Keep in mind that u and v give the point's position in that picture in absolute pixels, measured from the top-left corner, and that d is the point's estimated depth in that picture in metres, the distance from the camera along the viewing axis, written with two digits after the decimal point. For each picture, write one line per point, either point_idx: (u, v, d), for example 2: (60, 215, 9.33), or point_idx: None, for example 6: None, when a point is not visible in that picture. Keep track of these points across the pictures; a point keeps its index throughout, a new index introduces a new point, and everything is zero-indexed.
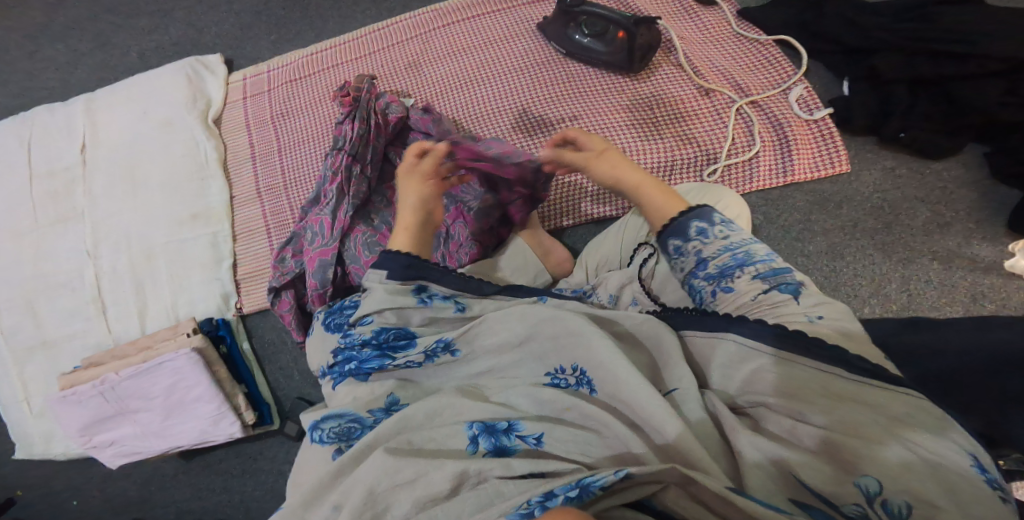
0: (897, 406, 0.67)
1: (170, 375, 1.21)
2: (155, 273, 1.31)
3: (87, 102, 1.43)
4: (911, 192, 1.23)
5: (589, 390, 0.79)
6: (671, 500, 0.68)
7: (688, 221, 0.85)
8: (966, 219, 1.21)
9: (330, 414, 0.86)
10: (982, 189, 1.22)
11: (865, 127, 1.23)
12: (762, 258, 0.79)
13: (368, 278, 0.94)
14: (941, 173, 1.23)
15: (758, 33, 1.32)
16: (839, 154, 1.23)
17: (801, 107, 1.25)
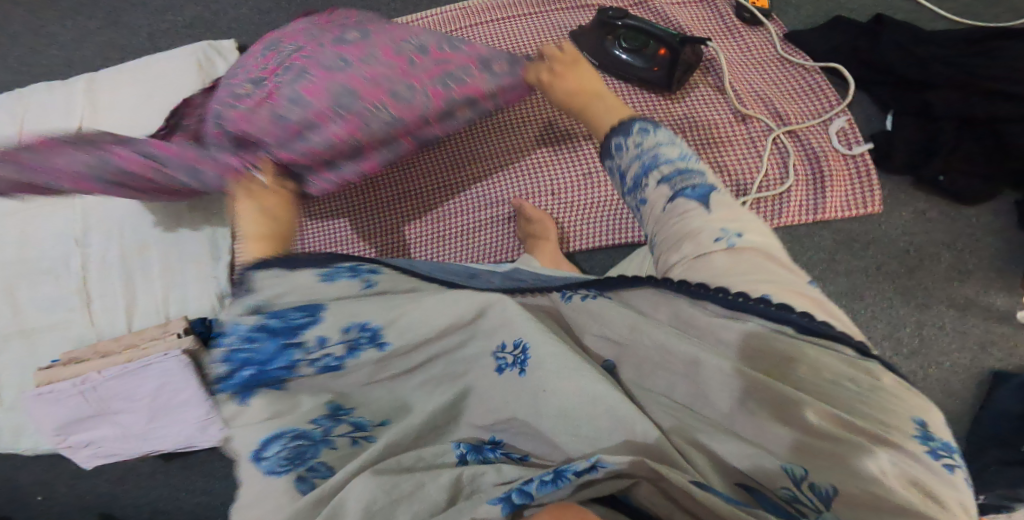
0: (864, 379, 0.65)
1: (158, 375, 1.18)
2: (148, 265, 1.26)
3: (88, 82, 1.38)
4: (939, 236, 1.18)
5: (520, 370, 0.74)
6: (644, 496, 0.65)
7: (611, 141, 0.82)
8: (987, 268, 1.17)
9: (267, 439, 0.71)
10: (1008, 238, 1.18)
11: (907, 165, 1.17)
12: (672, 160, 0.76)
13: (253, 274, 0.72)
14: (972, 219, 1.18)
15: (806, 58, 1.24)
16: (872, 193, 1.18)
17: (840, 140, 1.19)
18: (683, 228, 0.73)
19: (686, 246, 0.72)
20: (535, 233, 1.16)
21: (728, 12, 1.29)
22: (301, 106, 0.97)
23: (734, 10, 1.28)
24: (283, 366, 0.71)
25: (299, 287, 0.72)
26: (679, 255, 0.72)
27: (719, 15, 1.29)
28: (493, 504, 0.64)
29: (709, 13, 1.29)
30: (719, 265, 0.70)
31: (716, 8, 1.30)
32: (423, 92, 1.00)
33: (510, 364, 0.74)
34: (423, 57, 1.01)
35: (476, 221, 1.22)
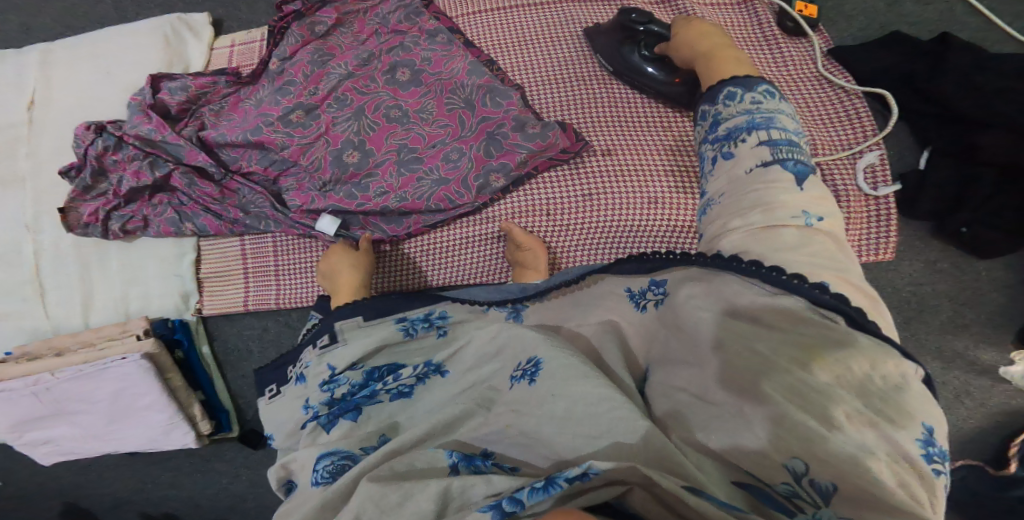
0: (892, 375, 0.59)
1: (119, 379, 1.10)
2: (106, 257, 1.18)
3: (42, 55, 1.25)
4: (945, 288, 1.10)
5: (530, 381, 0.70)
6: (639, 503, 0.59)
7: (724, 88, 0.81)
8: (982, 323, 1.10)
9: (323, 454, 0.74)
10: (1013, 294, 1.09)
11: (929, 212, 1.04)
12: (784, 128, 0.74)
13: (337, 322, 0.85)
14: (979, 272, 1.10)
15: (847, 79, 1.08)
16: (887, 241, 1.04)
17: (867, 178, 1.05)
18: (763, 197, 0.70)
19: (757, 214, 0.70)
20: (525, 261, 1.04)
21: (769, 21, 1.13)
22: (359, 151, 1.10)
23: (775, 18, 1.12)
24: (366, 395, 0.78)
25: (388, 343, 0.81)
26: (743, 222, 0.70)
27: (757, 22, 1.13)
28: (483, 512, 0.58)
29: (745, 20, 1.14)
30: (784, 240, 0.67)
31: (755, 14, 1.14)
32: (469, 155, 1.08)
33: (521, 378, 0.71)
34: (472, 117, 1.09)
35: (464, 235, 1.11)
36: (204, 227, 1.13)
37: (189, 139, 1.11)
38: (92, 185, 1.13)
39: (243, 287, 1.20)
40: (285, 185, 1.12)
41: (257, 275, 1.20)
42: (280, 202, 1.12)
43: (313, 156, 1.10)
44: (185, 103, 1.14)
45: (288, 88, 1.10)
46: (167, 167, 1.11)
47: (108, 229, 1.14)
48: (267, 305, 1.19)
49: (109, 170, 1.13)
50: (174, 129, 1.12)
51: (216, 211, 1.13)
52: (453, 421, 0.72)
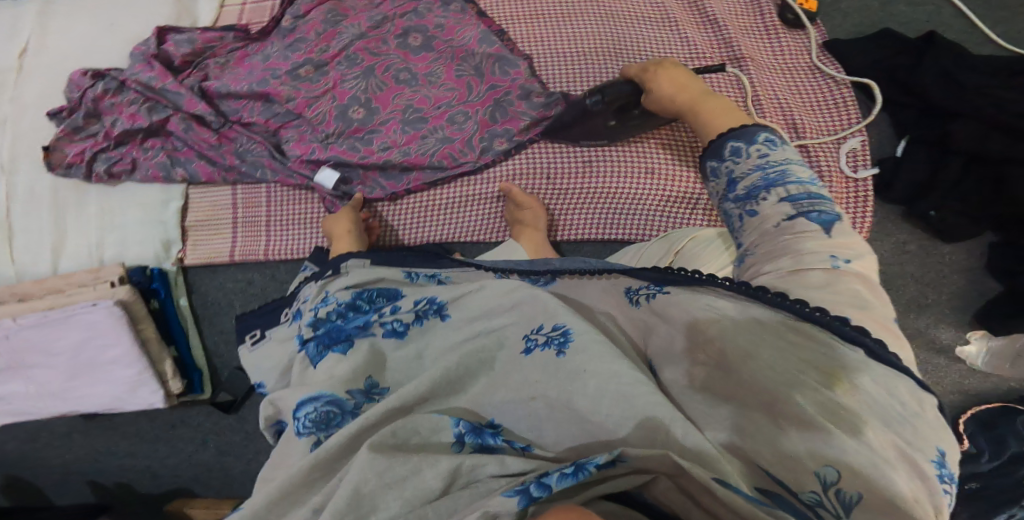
0: (909, 400, 0.62)
1: (84, 327, 1.13)
2: (83, 203, 1.20)
3: (40, 4, 1.25)
4: (911, 270, 1.18)
5: (557, 351, 0.74)
6: (660, 490, 0.65)
7: (725, 143, 0.83)
8: (942, 303, 1.17)
9: (304, 400, 0.77)
10: (971, 279, 1.17)
11: (902, 197, 1.11)
12: (801, 180, 0.76)
13: (344, 263, 0.93)
14: (944, 256, 1.17)
15: (838, 70, 1.14)
16: (866, 218, 1.09)
17: (848, 162, 1.11)
18: (793, 249, 0.72)
19: (784, 260, 0.72)
20: (524, 219, 1.09)
21: (771, 12, 1.18)
22: (365, 108, 1.13)
23: (777, 10, 1.18)
24: (359, 328, 0.82)
25: (389, 279, 0.88)
26: (774, 267, 0.72)
27: (759, 13, 1.19)
28: (509, 496, 0.63)
29: (748, 10, 1.19)
30: (811, 282, 0.69)
31: (757, 5, 1.19)
32: (475, 118, 1.12)
33: (541, 345, 0.75)
34: (479, 83, 1.13)
35: (463, 193, 1.15)
36: (196, 173, 1.18)
37: (190, 88, 1.16)
38: (82, 126, 1.18)
39: (229, 238, 1.22)
40: (286, 136, 1.16)
41: (245, 228, 1.22)
42: (280, 152, 1.16)
43: (318, 109, 1.13)
44: (189, 56, 1.19)
45: (298, 44, 1.15)
46: (165, 112, 1.16)
47: (92, 170, 1.19)
48: (253, 256, 1.21)
49: (102, 113, 1.18)
50: (176, 79, 1.17)
51: (210, 157, 1.18)
52: (456, 383, 0.76)
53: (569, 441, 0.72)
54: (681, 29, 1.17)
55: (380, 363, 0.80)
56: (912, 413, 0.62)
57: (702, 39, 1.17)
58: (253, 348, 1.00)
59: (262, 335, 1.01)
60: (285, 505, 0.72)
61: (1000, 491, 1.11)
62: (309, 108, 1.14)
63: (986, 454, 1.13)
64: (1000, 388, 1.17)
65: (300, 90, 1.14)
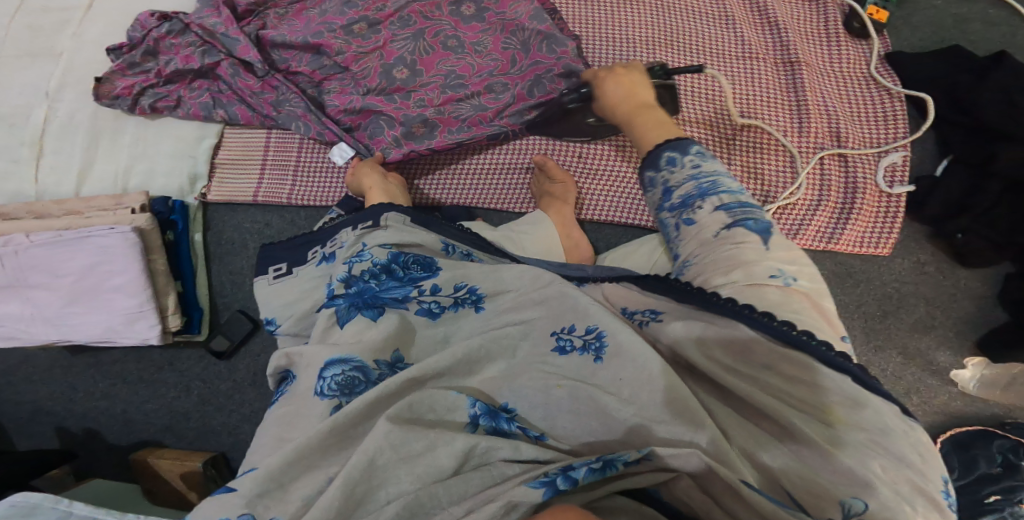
0: (899, 424, 0.64)
1: (95, 251, 1.14)
2: (119, 132, 1.26)
3: None
4: (924, 290, 1.16)
5: (595, 357, 0.74)
6: (680, 489, 0.67)
7: (661, 152, 0.85)
8: (946, 325, 1.16)
9: (334, 360, 0.78)
10: (981, 305, 1.15)
11: (931, 216, 1.11)
12: (731, 190, 0.79)
13: (385, 216, 0.93)
14: (961, 279, 1.16)
15: (894, 82, 1.14)
16: (888, 237, 1.11)
17: (885, 175, 1.12)
18: (736, 257, 0.74)
19: (737, 273, 0.73)
20: (554, 192, 1.10)
21: (836, 19, 1.18)
22: (409, 69, 1.13)
23: (842, 18, 1.17)
24: (394, 299, 0.83)
25: (426, 248, 0.91)
26: (728, 280, 0.73)
27: (824, 19, 1.18)
28: (534, 488, 0.65)
29: (812, 14, 1.19)
30: (769, 299, 0.72)
31: (824, 11, 1.18)
32: (513, 91, 1.12)
33: (576, 348, 0.76)
34: (524, 58, 1.12)
35: (498, 160, 1.17)
36: (236, 116, 1.20)
37: (248, 35, 1.16)
38: (138, 62, 1.21)
39: (255, 179, 1.25)
40: (328, 88, 1.16)
41: (273, 169, 1.25)
42: (318, 106, 1.16)
43: (364, 65, 1.13)
44: (252, 5, 1.18)
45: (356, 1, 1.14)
46: (217, 56, 1.17)
47: (137, 104, 1.22)
48: (275, 200, 1.24)
49: (160, 52, 1.21)
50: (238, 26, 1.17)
51: (250, 104, 1.19)
52: (476, 362, 0.77)
53: (584, 434, 0.73)
54: (737, 26, 1.17)
55: (407, 337, 0.81)
56: (910, 438, 0.64)
57: (757, 38, 1.17)
58: (274, 281, 1.01)
59: (286, 270, 1.01)
60: (297, 470, 0.71)
61: (960, 507, 1.11)
62: (356, 65, 1.14)
63: (953, 472, 1.11)
64: (985, 411, 1.14)
65: (351, 47, 1.14)
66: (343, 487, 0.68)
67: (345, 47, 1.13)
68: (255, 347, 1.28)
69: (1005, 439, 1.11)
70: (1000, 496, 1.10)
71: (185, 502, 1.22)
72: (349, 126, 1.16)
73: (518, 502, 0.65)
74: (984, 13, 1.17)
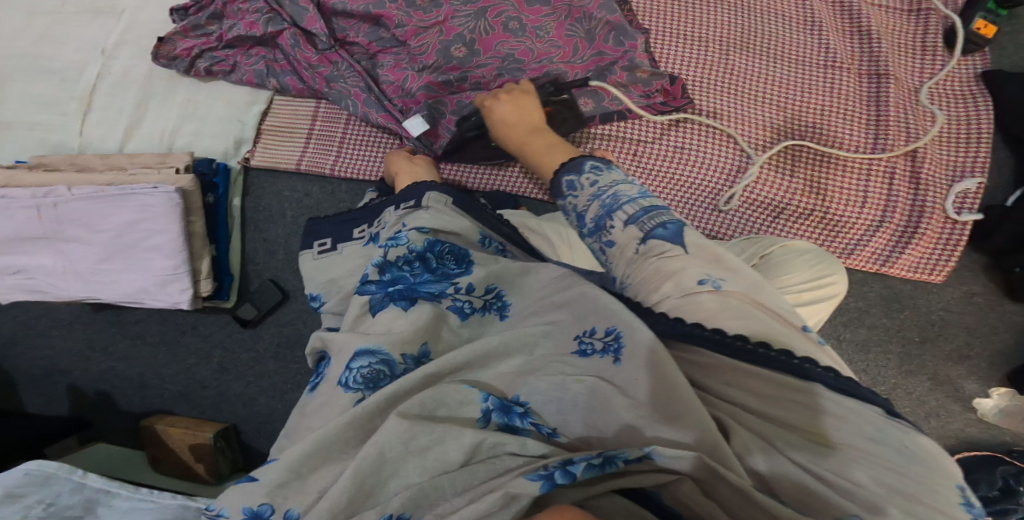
0: (893, 435, 0.59)
1: (137, 208, 1.13)
2: (172, 92, 1.27)
3: None
4: (965, 320, 1.13)
5: (615, 358, 0.69)
6: (682, 493, 0.64)
7: (561, 178, 0.80)
8: (981, 357, 1.12)
9: (363, 351, 0.76)
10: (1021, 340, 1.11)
11: (997, 247, 1.08)
12: (633, 198, 0.73)
13: (429, 200, 0.92)
14: (1006, 311, 1.12)
15: (987, 104, 1.10)
16: (947, 263, 1.08)
17: (954, 201, 1.08)
18: (660, 271, 0.69)
19: (668, 286, 0.68)
20: None
21: (936, 33, 1.14)
22: (467, 48, 1.11)
23: (941, 33, 1.13)
24: (429, 294, 0.80)
25: (464, 239, 0.88)
26: (660, 297, 0.69)
27: (920, 33, 1.14)
28: (532, 481, 0.63)
29: (908, 27, 1.15)
30: (705, 309, 0.66)
31: (923, 23, 1.14)
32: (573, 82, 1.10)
33: (599, 350, 0.71)
34: (587, 48, 1.11)
35: None
36: (287, 86, 1.21)
37: (314, 3, 1.15)
38: (202, 25, 1.23)
39: (300, 147, 1.24)
40: (382, 61, 1.15)
41: (318, 141, 1.24)
42: (374, 81, 1.16)
43: (423, 40, 1.12)
44: None
45: None
46: (282, 25, 1.17)
47: (194, 66, 1.23)
48: (318, 170, 1.23)
49: (226, 16, 1.22)
50: None
51: (303, 76, 1.19)
52: (491, 356, 0.74)
53: (587, 431, 0.70)
54: (824, 34, 1.15)
55: (437, 327, 0.78)
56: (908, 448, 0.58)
57: (843, 47, 1.14)
58: (319, 256, 1.01)
59: (331, 247, 1.01)
60: (316, 460, 0.70)
61: None
62: (412, 42, 1.13)
63: None
64: (995, 439, 1.11)
65: (410, 22, 1.12)
66: (354, 478, 0.67)
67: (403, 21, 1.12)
68: (282, 317, 1.28)
69: (1009, 464, 1.07)
70: None
71: (191, 472, 1.22)
72: (401, 107, 1.14)
73: (517, 493, 0.63)
74: None
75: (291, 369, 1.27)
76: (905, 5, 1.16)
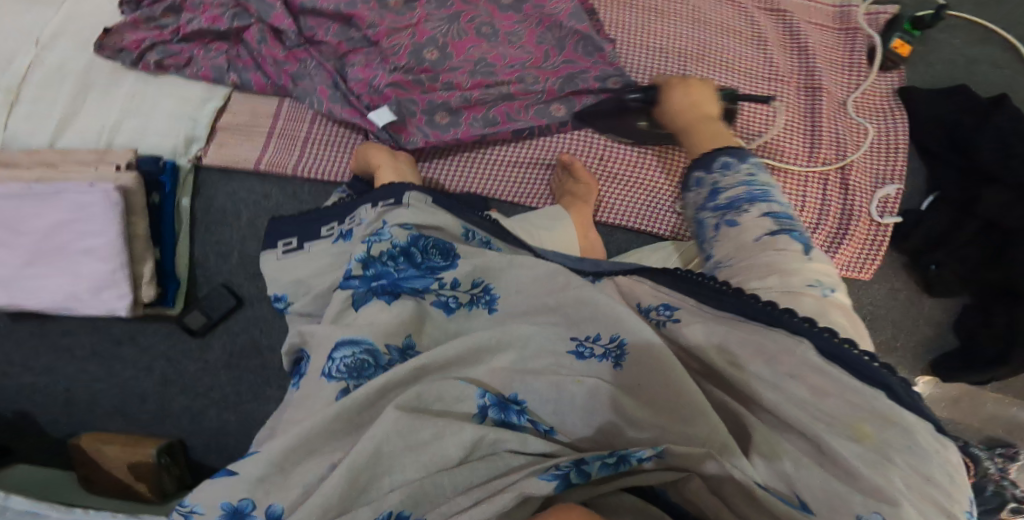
0: (934, 446, 0.63)
1: (70, 208, 1.13)
2: (115, 85, 1.26)
3: None
4: (892, 315, 1.23)
5: (615, 363, 0.77)
6: (687, 490, 0.72)
7: (716, 157, 0.88)
8: (909, 350, 1.23)
9: (343, 342, 0.79)
10: (941, 331, 1.22)
11: (913, 247, 1.18)
12: (780, 202, 0.82)
13: (412, 196, 0.93)
14: (925, 304, 1.22)
15: (901, 118, 1.22)
16: (872, 262, 1.18)
17: (878, 206, 1.19)
18: (771, 261, 0.77)
19: (773, 278, 0.76)
20: (577, 193, 1.13)
21: (860, 52, 1.26)
22: (439, 51, 1.15)
23: (864, 53, 1.25)
24: (413, 289, 0.84)
25: (448, 232, 0.92)
26: (763, 284, 0.76)
27: (847, 50, 1.26)
28: (548, 480, 0.69)
29: (838, 46, 1.27)
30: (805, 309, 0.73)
31: (850, 43, 1.27)
32: (544, 85, 1.17)
33: (600, 355, 0.78)
34: (557, 55, 1.17)
35: (515, 155, 1.20)
36: (249, 82, 1.23)
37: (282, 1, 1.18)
38: (156, 17, 1.25)
39: (261, 146, 1.26)
40: (352, 61, 1.17)
41: (281, 140, 1.26)
42: (342, 78, 1.18)
43: (394, 41, 1.15)
44: None
45: None
46: (247, 21, 1.20)
47: (142, 59, 1.25)
48: (280, 169, 1.25)
49: (183, 10, 1.24)
50: None
51: (266, 72, 1.22)
52: (485, 352, 0.79)
53: (587, 430, 0.77)
54: (768, 48, 1.24)
55: (420, 323, 0.82)
56: (930, 460, 0.63)
57: (785, 62, 1.24)
58: (283, 256, 1.02)
59: (297, 245, 1.02)
60: (298, 455, 0.73)
61: None
62: (382, 42, 1.15)
63: None
64: None
65: (381, 24, 1.14)
66: (348, 474, 0.69)
67: (372, 22, 1.14)
68: (235, 325, 1.29)
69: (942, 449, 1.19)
70: None
71: (128, 491, 1.18)
72: (368, 104, 1.17)
73: (530, 493, 0.68)
74: (992, 56, 1.27)
75: (244, 381, 1.28)
76: (835, 26, 1.28)
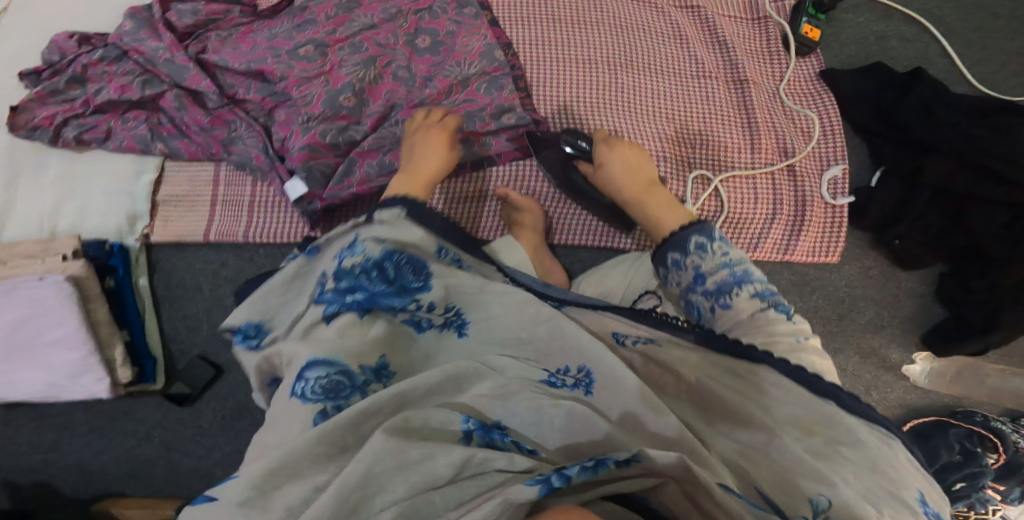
0: (882, 444, 0.71)
1: (26, 303, 1.12)
2: (43, 165, 1.24)
3: None
4: (872, 293, 1.21)
5: (584, 392, 0.77)
6: (667, 495, 0.68)
7: (687, 236, 0.90)
8: (896, 325, 1.20)
9: (315, 362, 0.76)
10: (923, 303, 1.20)
11: (874, 224, 1.17)
12: (758, 279, 0.85)
13: (380, 210, 0.91)
14: (901, 278, 1.21)
15: (828, 98, 1.23)
16: (836, 245, 1.18)
17: (828, 188, 1.19)
18: (767, 332, 0.82)
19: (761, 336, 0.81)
20: (524, 221, 1.14)
21: (776, 38, 1.26)
22: (356, 97, 1.16)
23: (782, 38, 1.26)
24: (390, 306, 0.83)
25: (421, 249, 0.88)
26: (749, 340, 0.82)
27: (766, 40, 1.27)
28: (530, 485, 0.63)
29: (757, 36, 1.27)
30: (780, 344, 0.80)
31: (766, 32, 1.27)
32: None
33: (572, 385, 0.78)
34: (458, 92, 1.18)
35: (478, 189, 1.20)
36: (178, 150, 1.23)
37: (192, 60, 1.19)
38: (61, 91, 1.23)
39: (207, 216, 1.25)
40: (276, 117, 1.18)
41: (227, 208, 1.25)
42: (269, 136, 1.19)
43: (307, 90, 1.16)
44: (191, 26, 1.23)
45: (307, 26, 1.19)
46: (160, 87, 1.20)
47: (61, 135, 1.23)
48: (231, 237, 1.24)
49: (89, 80, 1.22)
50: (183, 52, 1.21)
51: (194, 139, 1.22)
52: (465, 382, 0.78)
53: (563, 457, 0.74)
54: (690, 46, 1.25)
55: (399, 355, 0.82)
56: (876, 453, 0.70)
57: (710, 58, 1.25)
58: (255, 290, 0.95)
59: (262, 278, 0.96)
60: (282, 477, 0.69)
61: None
62: (296, 91, 1.16)
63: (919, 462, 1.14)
64: (926, 400, 1.20)
65: (292, 77, 1.16)
66: (339, 492, 0.66)
67: (281, 73, 1.16)
68: (214, 392, 1.26)
69: (959, 427, 1.16)
70: (966, 484, 1.15)
71: None
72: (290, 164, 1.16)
73: (514, 499, 0.63)
74: (898, 29, 1.27)
75: (233, 442, 1.26)
76: (748, 18, 1.28)
